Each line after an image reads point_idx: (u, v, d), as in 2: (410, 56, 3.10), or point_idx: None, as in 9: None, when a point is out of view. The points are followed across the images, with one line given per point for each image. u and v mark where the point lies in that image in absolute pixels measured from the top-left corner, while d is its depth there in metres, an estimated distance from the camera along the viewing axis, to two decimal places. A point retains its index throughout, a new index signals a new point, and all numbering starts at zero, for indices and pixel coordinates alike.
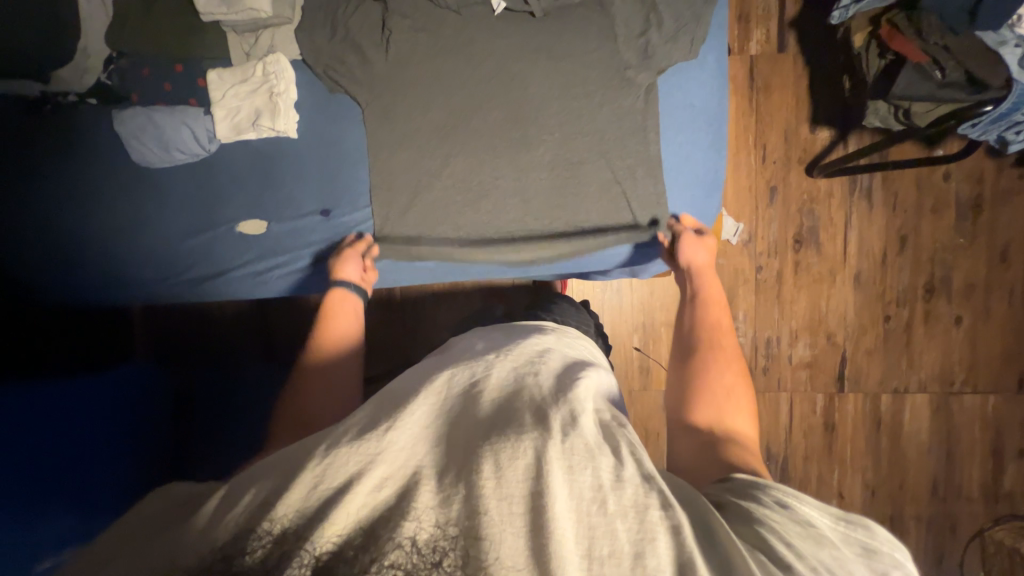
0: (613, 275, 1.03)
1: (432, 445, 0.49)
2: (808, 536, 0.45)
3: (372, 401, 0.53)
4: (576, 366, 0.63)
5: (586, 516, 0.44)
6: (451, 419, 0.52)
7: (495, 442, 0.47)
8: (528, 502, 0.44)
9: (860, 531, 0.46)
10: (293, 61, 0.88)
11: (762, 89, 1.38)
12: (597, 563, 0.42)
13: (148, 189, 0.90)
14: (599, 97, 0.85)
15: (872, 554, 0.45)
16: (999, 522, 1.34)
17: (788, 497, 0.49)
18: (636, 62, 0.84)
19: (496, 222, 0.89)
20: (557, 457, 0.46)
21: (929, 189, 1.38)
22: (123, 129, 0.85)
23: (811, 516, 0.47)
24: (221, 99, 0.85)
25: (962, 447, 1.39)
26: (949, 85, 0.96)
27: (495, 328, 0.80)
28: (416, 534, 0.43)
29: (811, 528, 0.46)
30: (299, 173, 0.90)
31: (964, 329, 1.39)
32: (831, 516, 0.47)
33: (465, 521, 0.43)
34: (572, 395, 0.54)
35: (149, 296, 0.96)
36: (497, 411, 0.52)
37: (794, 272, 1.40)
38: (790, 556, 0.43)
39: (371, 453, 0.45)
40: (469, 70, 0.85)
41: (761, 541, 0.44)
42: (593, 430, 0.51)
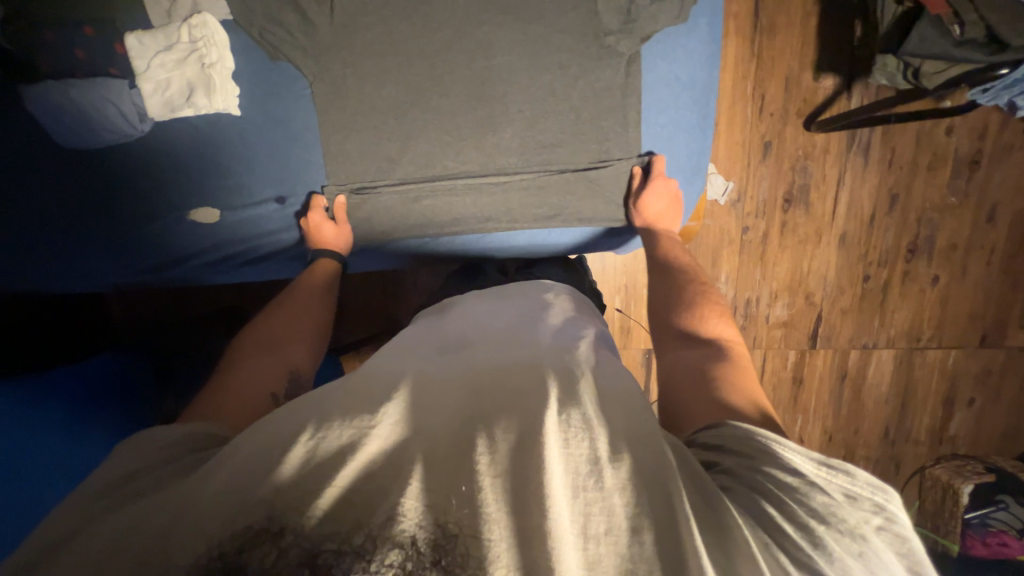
0: (601, 246, 0.99)
1: (425, 425, 0.47)
2: (798, 488, 0.44)
3: (360, 381, 0.52)
4: (564, 335, 0.64)
5: (581, 493, 0.42)
6: (443, 398, 0.51)
7: (492, 420, 0.47)
8: (523, 476, 0.42)
9: (843, 475, 0.45)
10: (224, 22, 0.80)
11: (766, 29, 1.25)
12: (593, 541, 0.40)
13: (83, 168, 0.84)
14: (572, 74, 0.84)
15: (857, 494, 0.44)
16: (940, 461, 1.47)
17: (772, 448, 0.48)
18: (617, 27, 0.81)
19: (459, 209, 0.90)
20: (553, 428, 0.45)
21: (928, 144, 1.31)
22: (41, 109, 0.78)
23: (795, 462, 0.46)
24: (147, 69, 0.77)
25: (917, 397, 1.47)
26: (965, 44, 0.87)
27: (486, 291, 0.80)
28: (410, 527, 0.40)
29: (799, 477, 0.45)
30: (246, 156, 0.85)
31: (938, 289, 1.41)
32: (814, 459, 0.46)
33: (463, 508, 0.41)
34: (564, 366, 0.55)
35: (105, 283, 0.92)
36: (489, 385, 0.52)
37: (780, 231, 1.37)
38: (780, 517, 0.43)
39: (368, 425, 0.45)
40: (430, 44, 0.82)
41: (758, 510, 0.44)
42: (592, 402, 0.50)
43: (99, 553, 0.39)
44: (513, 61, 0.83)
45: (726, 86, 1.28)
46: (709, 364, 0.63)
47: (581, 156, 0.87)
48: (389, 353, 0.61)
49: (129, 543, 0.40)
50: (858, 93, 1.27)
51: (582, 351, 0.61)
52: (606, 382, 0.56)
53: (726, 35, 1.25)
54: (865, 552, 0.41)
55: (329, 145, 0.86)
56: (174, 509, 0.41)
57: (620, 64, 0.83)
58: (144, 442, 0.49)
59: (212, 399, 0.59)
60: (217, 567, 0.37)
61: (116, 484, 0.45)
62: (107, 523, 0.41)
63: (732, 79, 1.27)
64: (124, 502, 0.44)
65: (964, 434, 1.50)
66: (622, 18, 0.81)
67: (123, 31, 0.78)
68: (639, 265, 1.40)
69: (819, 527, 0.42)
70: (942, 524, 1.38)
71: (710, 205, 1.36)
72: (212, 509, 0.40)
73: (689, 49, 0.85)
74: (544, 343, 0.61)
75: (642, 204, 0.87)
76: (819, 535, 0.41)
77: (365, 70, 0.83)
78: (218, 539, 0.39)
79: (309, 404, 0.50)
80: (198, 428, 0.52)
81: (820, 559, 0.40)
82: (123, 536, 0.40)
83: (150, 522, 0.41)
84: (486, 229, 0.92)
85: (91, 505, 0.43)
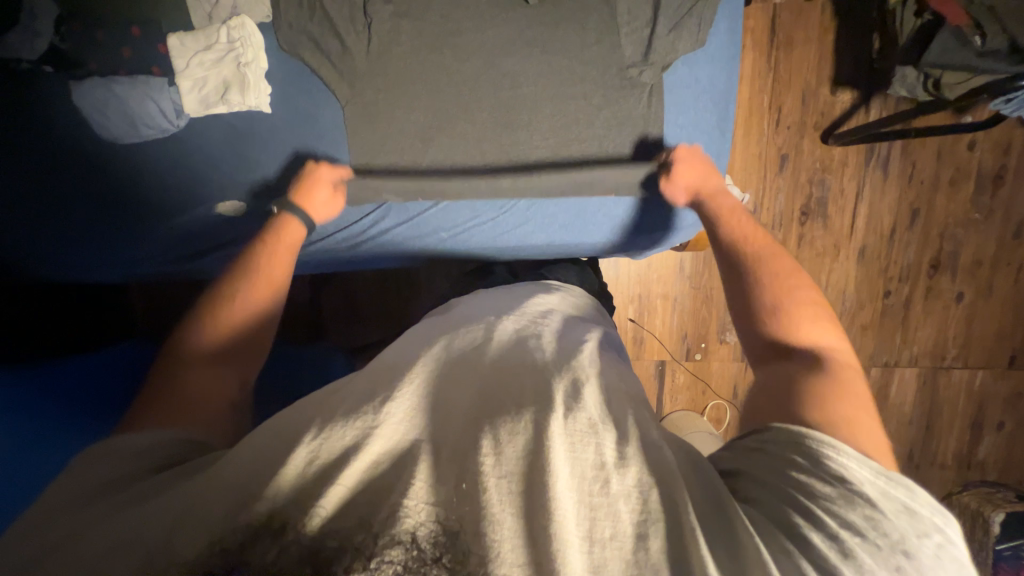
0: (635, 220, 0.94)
1: (433, 424, 0.47)
2: (837, 500, 0.43)
3: (368, 373, 0.53)
4: (573, 331, 0.64)
5: (589, 497, 0.43)
6: (450, 398, 0.50)
7: (494, 420, 0.47)
8: (528, 479, 0.43)
9: (903, 489, 0.43)
10: (260, 24, 0.84)
11: (783, 45, 1.26)
12: (597, 546, 0.41)
13: (115, 163, 0.87)
14: (590, 80, 0.86)
15: (905, 511, 0.42)
16: (967, 488, 1.41)
17: (819, 452, 0.45)
18: (637, 59, 0.85)
19: (476, 194, 0.90)
20: (558, 432, 0.44)
21: (950, 158, 1.30)
22: (84, 103, 0.82)
23: (850, 469, 0.44)
24: (186, 68, 0.81)
25: (942, 418, 1.42)
26: (986, 54, 0.86)
27: (500, 287, 0.83)
28: (412, 525, 0.42)
29: (842, 489, 0.43)
30: (274, 152, 0.88)
31: (963, 306, 1.37)
32: (872, 468, 0.44)
33: (464, 506, 0.42)
34: (574, 361, 0.54)
35: (129, 275, 0.96)
36: (496, 379, 0.52)
37: (797, 244, 1.36)
38: (809, 526, 0.42)
39: (371, 424, 0.45)
40: (455, 50, 0.85)
41: (786, 519, 0.43)
42: (597, 402, 0.49)
43: (108, 544, 0.42)
44: (534, 67, 0.86)
45: (743, 99, 1.29)
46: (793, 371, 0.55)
47: (604, 145, 0.88)
48: (398, 346, 0.61)
49: (131, 544, 0.42)
50: (877, 107, 1.27)
51: (589, 350, 0.59)
52: (612, 385, 0.54)
53: (743, 49, 1.27)
54: (903, 565, 0.40)
55: (355, 129, 0.87)
56: (185, 500, 0.44)
57: (644, 93, 0.86)
58: (129, 450, 0.51)
59: (161, 401, 0.57)
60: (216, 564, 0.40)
61: (119, 485, 0.48)
62: (105, 528, 0.44)
63: (749, 92, 1.29)
64: (124, 503, 0.46)
65: (994, 460, 1.43)
66: (642, 52, 0.85)
67: (166, 31, 0.82)
68: (654, 275, 1.40)
69: (854, 539, 0.41)
70: (973, 554, 1.31)
71: None
72: (217, 503, 0.43)
73: (710, 52, 0.87)
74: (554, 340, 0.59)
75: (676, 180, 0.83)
76: (852, 547, 0.41)
77: (390, 73, 0.85)
78: (219, 534, 0.42)
79: (314, 403, 0.50)
80: (163, 437, 0.52)
81: (848, 569, 0.40)
82: (120, 540, 0.42)
83: (147, 527, 0.43)
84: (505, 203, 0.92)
85: (92, 510, 0.46)
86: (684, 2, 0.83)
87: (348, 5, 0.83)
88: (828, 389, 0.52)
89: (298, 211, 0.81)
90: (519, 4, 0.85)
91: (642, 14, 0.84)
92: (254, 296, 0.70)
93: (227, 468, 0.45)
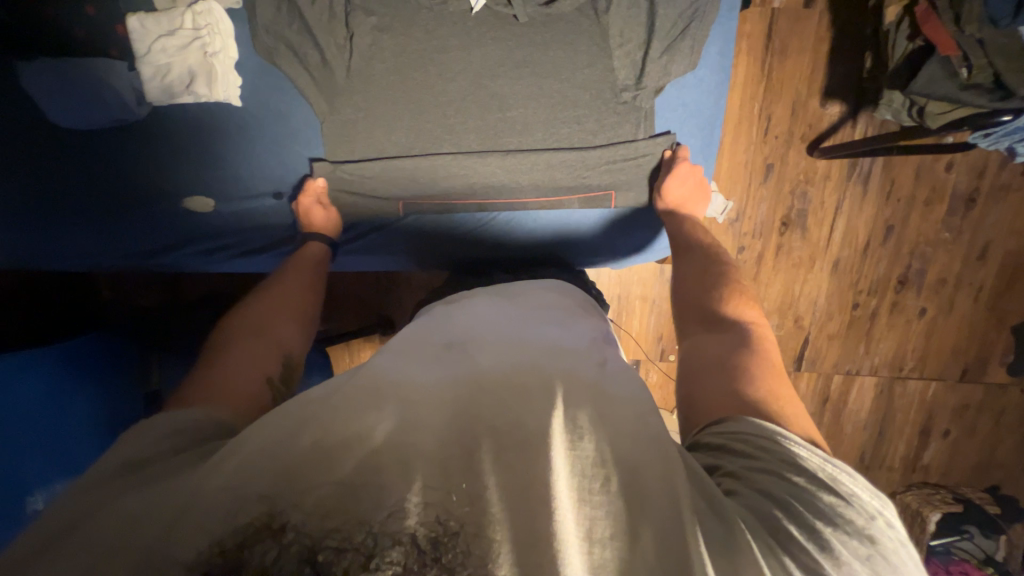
0: (627, 220, 0.97)
1: (433, 421, 0.46)
2: (807, 487, 0.45)
3: (364, 371, 0.52)
4: (571, 327, 0.64)
5: (588, 495, 0.42)
6: (448, 393, 0.49)
7: (496, 418, 0.46)
8: (528, 478, 0.42)
9: (847, 477, 0.46)
10: (229, 10, 0.81)
11: (778, 52, 1.24)
12: (597, 544, 0.40)
13: (77, 150, 0.84)
14: (584, 105, 0.87)
15: (862, 495, 0.45)
16: (910, 489, 1.50)
17: (780, 441, 0.49)
18: (631, 82, 0.87)
19: (459, 193, 0.91)
20: (558, 430, 0.45)
21: (927, 178, 1.33)
22: (36, 86, 0.78)
23: (801, 456, 0.48)
24: (147, 54, 0.78)
25: (894, 425, 1.50)
26: (972, 87, 0.87)
27: (491, 288, 0.76)
28: (414, 524, 0.39)
29: (806, 476, 0.46)
30: (245, 148, 0.87)
31: (924, 321, 1.43)
32: (819, 454, 0.48)
33: (464, 506, 0.40)
34: (572, 364, 0.55)
35: (89, 264, 0.89)
36: (496, 376, 0.51)
37: (775, 254, 1.38)
38: (787, 519, 0.43)
39: (373, 419, 0.45)
40: (439, 61, 0.85)
41: (768, 515, 0.44)
42: (595, 400, 0.50)
43: (101, 542, 0.39)
44: (520, 80, 0.86)
45: (734, 105, 1.28)
46: (735, 358, 0.62)
47: (585, 170, 0.90)
48: (392, 346, 0.59)
49: (134, 533, 0.39)
50: (864, 122, 1.28)
51: (588, 350, 0.59)
52: (614, 387, 0.54)
53: (738, 54, 1.25)
54: (872, 554, 0.42)
55: (333, 150, 0.87)
56: (184, 498, 0.41)
57: (638, 117, 0.89)
58: (141, 432, 0.49)
59: (195, 387, 0.57)
60: (218, 565, 0.37)
61: (118, 470, 0.45)
62: (102, 517, 0.40)
63: (740, 98, 1.27)
64: (135, 485, 0.43)
65: (937, 464, 1.53)
66: (636, 75, 0.86)
67: (122, 11, 0.79)
68: (634, 277, 1.40)
69: (827, 528, 0.43)
70: None
71: (709, 222, 1.35)
72: (219, 500, 0.40)
73: (699, 76, 0.90)
74: (552, 339, 0.59)
75: (665, 187, 0.89)
76: (826, 536, 0.42)
77: (371, 78, 0.84)
78: (220, 535, 0.38)
79: (305, 402, 0.48)
80: (184, 416, 0.51)
81: (826, 562, 0.41)
82: (111, 535, 0.39)
83: (150, 520, 0.40)
84: (493, 205, 0.92)
85: (92, 494, 0.43)
86: (676, 24, 0.84)
87: (327, 14, 0.81)
88: (771, 386, 0.58)
89: (314, 236, 0.87)
90: (510, 22, 0.85)
91: (633, 36, 0.85)
92: (274, 299, 0.75)
93: (218, 473, 0.42)
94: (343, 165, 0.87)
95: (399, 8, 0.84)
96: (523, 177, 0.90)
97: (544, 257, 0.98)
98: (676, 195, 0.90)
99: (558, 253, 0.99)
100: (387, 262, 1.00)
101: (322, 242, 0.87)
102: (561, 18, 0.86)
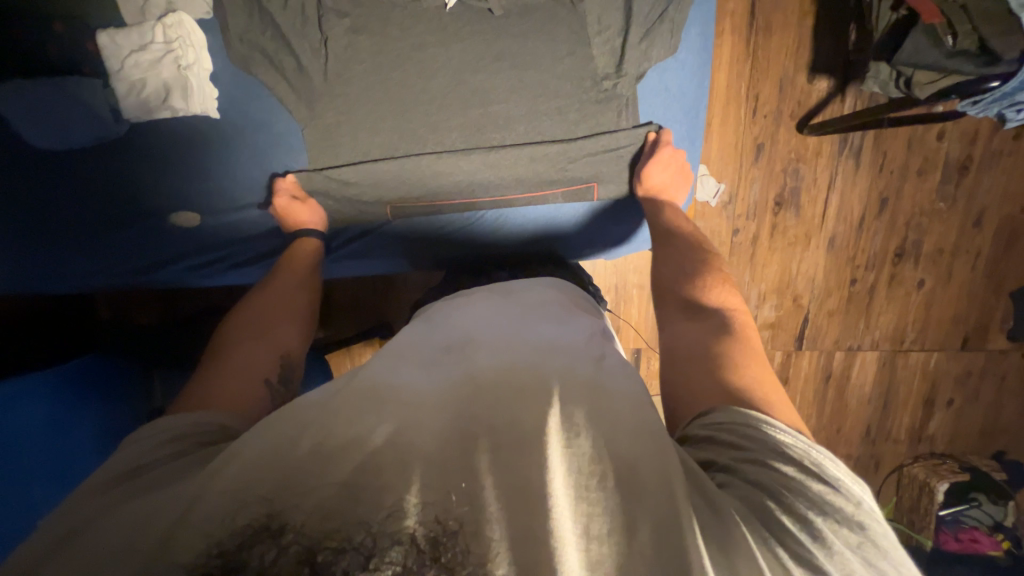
0: (613, 211, 0.96)
1: (430, 423, 0.45)
2: (796, 476, 0.46)
3: (360, 374, 0.52)
4: (567, 323, 0.63)
5: (585, 493, 0.42)
6: (445, 394, 0.49)
7: (492, 418, 0.46)
8: (526, 476, 0.42)
9: (831, 464, 0.47)
10: (201, 20, 0.80)
11: (763, 29, 1.23)
12: (594, 542, 0.40)
13: (57, 170, 0.83)
14: (566, 95, 0.86)
15: (846, 480, 0.46)
16: (918, 460, 1.50)
17: (763, 429, 0.50)
18: (611, 70, 0.86)
19: (444, 193, 0.90)
20: (555, 428, 0.45)
21: (919, 148, 1.31)
22: (10, 108, 0.77)
23: (785, 444, 0.48)
24: (121, 70, 0.78)
25: (898, 398, 1.50)
26: (958, 54, 0.86)
27: (480, 288, 0.75)
28: (412, 524, 0.39)
29: (794, 466, 0.46)
30: (227, 160, 0.86)
31: (923, 292, 1.43)
32: (804, 440, 0.49)
33: (463, 505, 0.40)
34: (569, 361, 0.54)
35: (83, 285, 0.90)
36: (493, 374, 0.51)
37: (770, 233, 1.37)
38: (780, 511, 0.44)
39: (371, 423, 0.45)
40: (417, 57, 0.84)
41: (759, 505, 0.44)
42: (591, 397, 0.50)
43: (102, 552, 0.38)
44: (501, 74, 0.85)
45: (720, 87, 1.26)
46: (721, 346, 0.62)
47: (570, 161, 0.89)
48: (388, 348, 0.58)
49: (138, 537, 0.39)
50: (852, 96, 1.26)
51: (584, 346, 0.59)
52: (614, 384, 0.53)
53: (721, 34, 1.23)
54: (864, 542, 0.42)
55: (316, 156, 0.86)
56: (186, 500, 0.41)
57: (621, 105, 0.88)
58: (143, 438, 0.49)
59: (198, 394, 0.57)
60: (216, 565, 0.36)
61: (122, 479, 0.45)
62: (104, 523, 0.41)
63: (727, 79, 1.26)
64: (134, 493, 0.44)
65: (943, 433, 1.53)
66: (616, 62, 0.85)
67: (95, 29, 0.78)
68: (630, 265, 1.40)
69: (820, 519, 0.43)
70: (918, 520, 1.42)
71: (702, 206, 1.35)
72: (221, 500, 0.40)
73: (681, 59, 0.88)
74: (548, 336, 0.59)
75: (645, 172, 0.88)
76: (819, 528, 0.42)
77: (349, 80, 0.83)
78: (219, 536, 0.38)
79: (297, 407, 0.48)
80: (187, 420, 0.52)
81: (820, 553, 0.41)
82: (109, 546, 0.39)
83: (149, 526, 0.40)
84: (479, 205, 0.92)
85: (96, 499, 0.43)
86: (654, 9, 0.83)
87: (300, 17, 0.80)
88: (756, 374, 0.58)
89: (310, 230, 0.87)
90: (485, 14, 0.84)
91: (613, 22, 0.84)
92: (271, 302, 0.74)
93: (218, 476, 0.42)
94: (328, 169, 0.86)
95: (372, 5, 0.82)
96: (508, 173, 0.89)
97: (535, 255, 0.98)
98: (658, 180, 0.89)
99: (547, 246, 0.98)
100: (376, 266, 1.00)
101: (317, 238, 0.87)
102: (537, 7, 0.84)
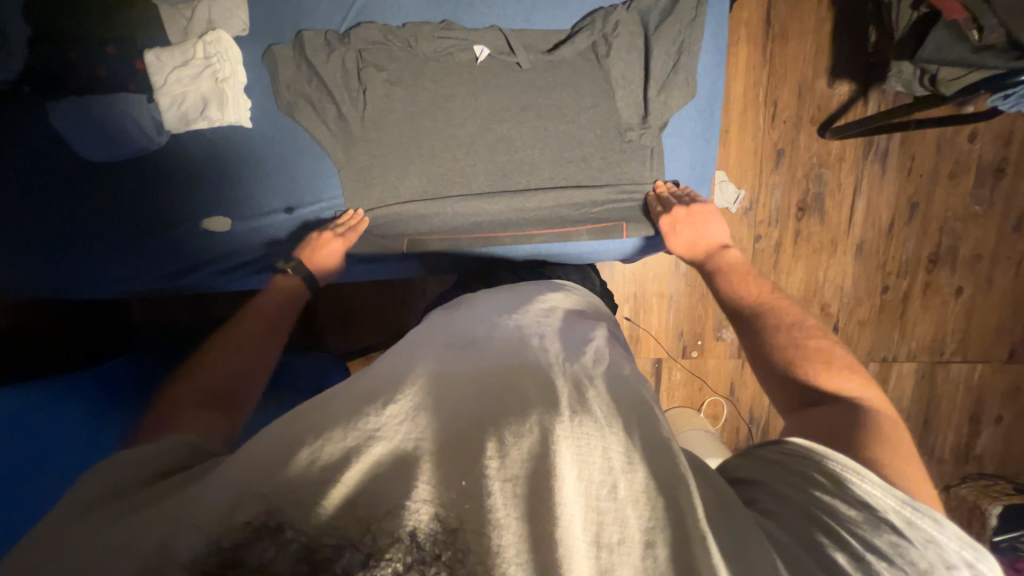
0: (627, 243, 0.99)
1: (437, 423, 0.45)
2: (861, 522, 0.41)
3: (369, 376, 0.52)
4: (576, 331, 0.63)
5: (595, 502, 0.41)
6: (454, 396, 0.48)
7: (498, 420, 0.45)
8: (535, 481, 0.41)
9: (930, 521, 0.41)
10: (237, 37, 0.88)
11: (779, 37, 1.23)
12: (605, 551, 0.39)
13: (99, 180, 0.89)
14: (589, 143, 0.93)
15: (944, 542, 0.40)
16: (965, 481, 1.40)
17: (846, 477, 0.44)
18: (626, 92, 0.92)
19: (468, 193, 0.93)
20: (565, 434, 0.44)
21: (949, 151, 1.28)
22: (65, 124, 0.84)
23: (872, 495, 0.43)
24: (164, 85, 0.84)
25: (940, 412, 1.42)
26: (984, 49, 0.84)
27: (501, 288, 0.77)
28: (415, 522, 0.39)
29: (863, 510, 0.42)
30: (257, 168, 0.92)
31: (963, 301, 1.36)
32: (896, 495, 0.43)
33: (464, 504, 0.40)
34: (583, 366, 0.54)
35: (125, 291, 0.94)
36: (501, 379, 0.50)
37: (794, 240, 1.34)
38: (833, 546, 0.41)
39: (375, 426, 0.43)
40: (440, 73, 0.91)
41: (808, 538, 0.41)
42: (604, 406, 0.49)
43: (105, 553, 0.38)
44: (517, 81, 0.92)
45: (737, 93, 1.26)
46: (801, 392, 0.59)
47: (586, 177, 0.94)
48: (400, 350, 0.58)
49: (137, 537, 0.39)
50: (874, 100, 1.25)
51: (595, 356, 0.58)
52: (617, 392, 0.52)
53: (738, 42, 1.24)
54: None
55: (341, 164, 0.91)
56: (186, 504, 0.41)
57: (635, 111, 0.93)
58: (132, 453, 0.48)
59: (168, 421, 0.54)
60: (213, 564, 0.37)
61: (120, 485, 0.45)
62: (106, 529, 0.40)
63: (744, 86, 1.26)
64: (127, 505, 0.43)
65: (992, 454, 1.43)
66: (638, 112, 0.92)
67: (141, 48, 0.86)
68: (649, 274, 1.39)
69: (879, 562, 0.39)
70: None
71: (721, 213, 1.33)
72: (219, 500, 0.40)
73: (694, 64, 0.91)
74: (559, 344, 0.58)
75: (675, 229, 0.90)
76: (876, 569, 0.39)
77: (375, 94, 0.89)
78: (219, 535, 0.39)
79: (301, 412, 0.47)
80: (174, 444, 0.50)
81: None
82: (121, 543, 0.39)
83: (147, 529, 0.40)
84: (500, 206, 0.93)
85: (92, 511, 0.43)
86: (670, 57, 0.90)
87: (341, 70, 0.88)
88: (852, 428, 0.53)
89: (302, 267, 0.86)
90: (513, 68, 0.91)
91: (630, 69, 0.91)
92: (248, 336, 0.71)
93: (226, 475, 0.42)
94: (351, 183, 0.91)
95: (407, 60, 0.90)
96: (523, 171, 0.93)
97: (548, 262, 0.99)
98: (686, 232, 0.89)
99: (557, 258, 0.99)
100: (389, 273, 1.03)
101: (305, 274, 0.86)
102: (562, 62, 0.92)
